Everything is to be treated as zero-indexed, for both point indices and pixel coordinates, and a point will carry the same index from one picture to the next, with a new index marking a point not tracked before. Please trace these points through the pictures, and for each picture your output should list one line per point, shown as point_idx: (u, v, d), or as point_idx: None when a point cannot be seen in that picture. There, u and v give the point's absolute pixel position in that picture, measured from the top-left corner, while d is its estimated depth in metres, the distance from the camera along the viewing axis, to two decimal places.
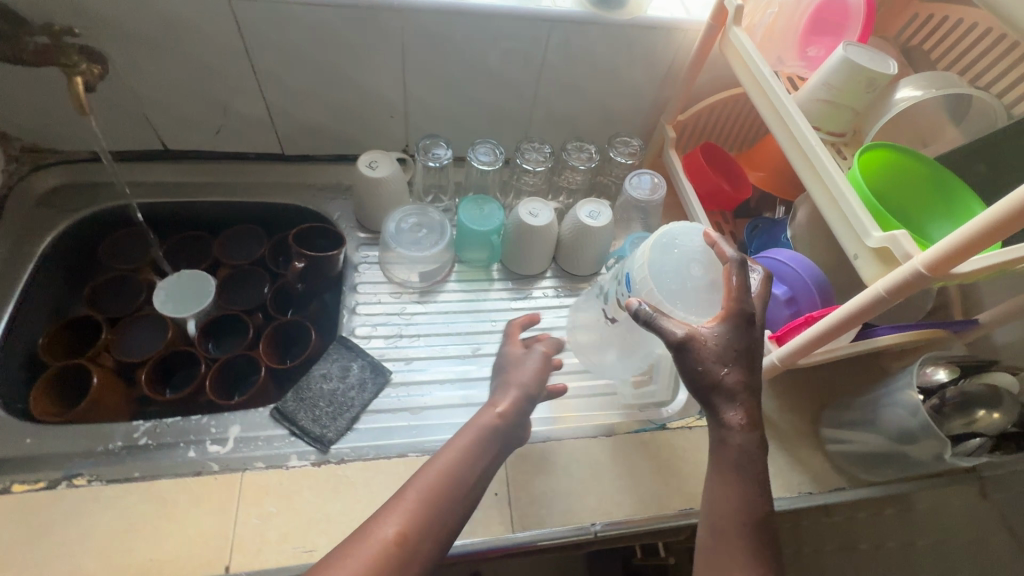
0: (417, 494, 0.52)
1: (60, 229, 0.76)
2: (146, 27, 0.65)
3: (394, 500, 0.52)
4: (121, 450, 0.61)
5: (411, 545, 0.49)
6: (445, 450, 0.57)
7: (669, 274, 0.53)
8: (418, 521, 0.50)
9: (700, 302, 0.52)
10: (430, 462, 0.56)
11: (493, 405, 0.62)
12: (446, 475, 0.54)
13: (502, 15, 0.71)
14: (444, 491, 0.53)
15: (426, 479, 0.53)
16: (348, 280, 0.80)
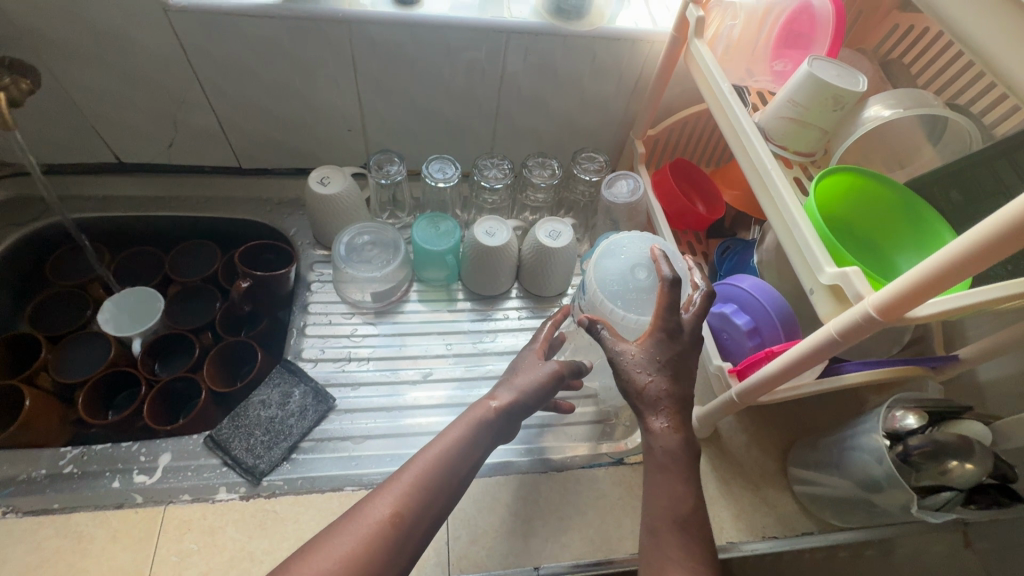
0: (416, 476, 0.47)
1: (5, 244, 0.74)
2: (82, 40, 0.63)
3: (391, 480, 0.48)
4: (43, 479, 0.58)
5: (400, 531, 0.45)
6: (449, 428, 0.52)
7: (614, 277, 0.58)
8: (412, 506, 0.46)
9: (638, 303, 0.56)
10: (434, 441, 0.51)
11: (490, 397, 0.54)
12: (444, 463, 0.49)
13: (454, 27, 0.68)
14: (441, 477, 0.48)
15: (423, 461, 0.49)
16: (300, 300, 0.77)
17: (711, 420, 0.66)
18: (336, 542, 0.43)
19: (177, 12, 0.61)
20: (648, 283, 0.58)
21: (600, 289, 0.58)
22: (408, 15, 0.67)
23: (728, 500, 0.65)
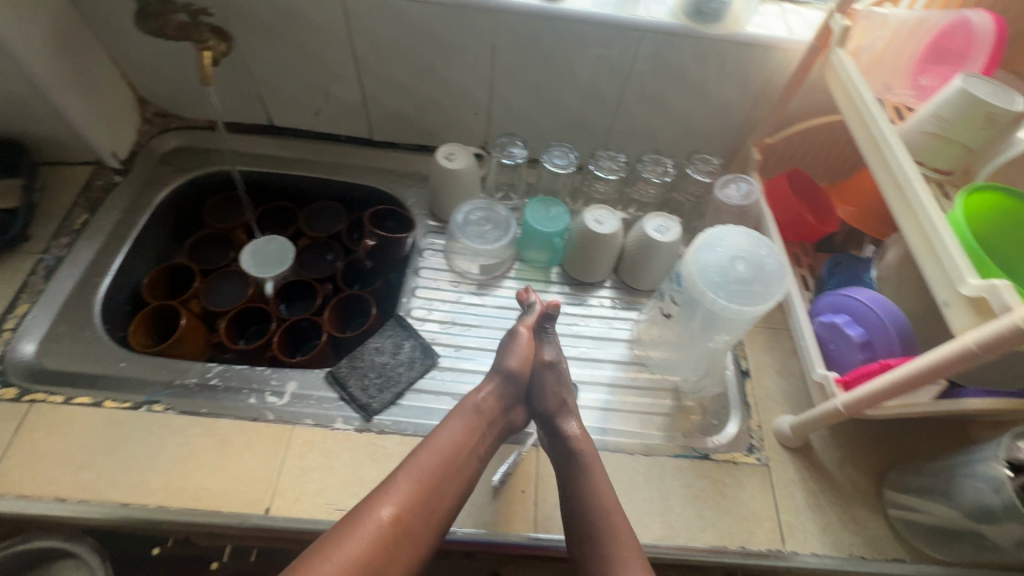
0: (412, 478, 0.55)
1: (175, 185, 0.86)
2: (268, 14, 0.72)
3: (386, 484, 0.54)
4: (195, 386, 0.67)
5: (408, 527, 0.52)
6: (436, 434, 0.60)
7: (713, 268, 0.58)
8: (413, 501, 0.53)
9: (740, 295, 0.56)
10: (422, 446, 0.58)
11: (478, 390, 0.65)
12: (440, 459, 0.57)
13: (594, 24, 0.72)
14: (441, 466, 0.57)
15: (417, 461, 0.57)
16: (413, 264, 0.84)
17: (806, 430, 0.66)
18: (351, 544, 0.48)
19: None
20: (746, 276, 0.58)
21: (699, 279, 0.58)
22: (553, 9, 0.71)
23: (814, 511, 0.64)
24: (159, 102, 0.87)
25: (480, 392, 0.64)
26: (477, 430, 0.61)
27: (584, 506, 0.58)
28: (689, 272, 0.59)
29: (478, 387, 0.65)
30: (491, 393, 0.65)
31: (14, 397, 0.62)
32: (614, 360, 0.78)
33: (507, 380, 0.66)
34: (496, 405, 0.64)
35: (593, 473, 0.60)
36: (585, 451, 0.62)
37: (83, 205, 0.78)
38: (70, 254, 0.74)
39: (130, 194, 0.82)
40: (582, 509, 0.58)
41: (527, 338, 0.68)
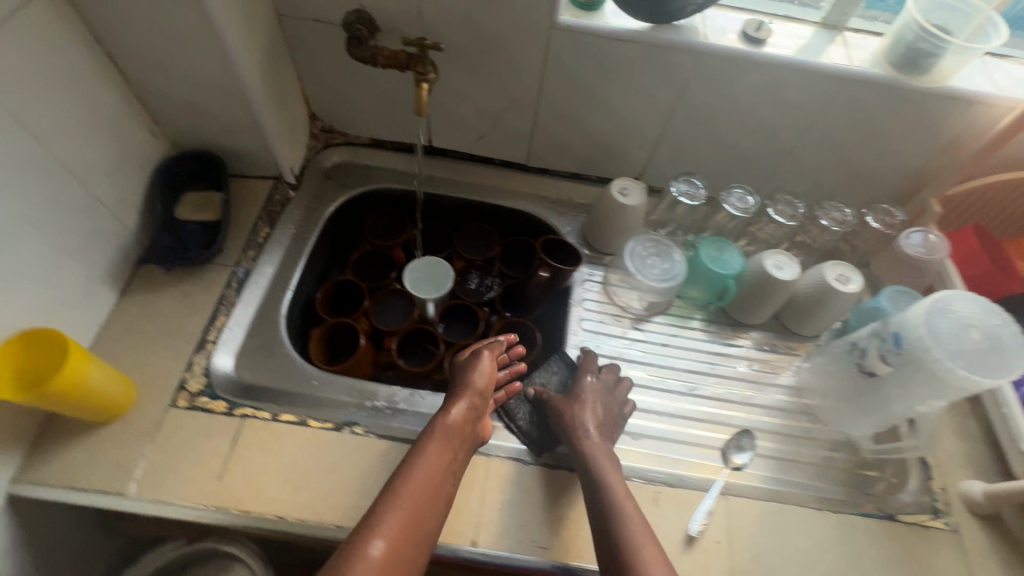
0: (403, 510, 0.53)
1: (340, 201, 0.87)
2: (467, 45, 0.73)
3: (374, 517, 0.53)
4: (386, 409, 0.69)
5: (400, 560, 0.51)
6: (422, 457, 0.58)
7: (948, 335, 0.57)
8: (404, 534, 0.52)
9: (982, 366, 0.56)
10: (404, 470, 0.57)
11: (446, 409, 0.63)
12: (428, 487, 0.56)
13: (796, 70, 0.71)
14: (421, 493, 0.55)
15: (408, 490, 0.55)
16: (574, 295, 0.83)
17: (1005, 500, 0.64)
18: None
19: (562, 30, 0.69)
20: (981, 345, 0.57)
21: (935, 345, 0.57)
22: (756, 54, 0.70)
23: None
24: (327, 118, 0.89)
25: (452, 410, 0.63)
26: (451, 450, 0.60)
27: (613, 531, 0.56)
28: (920, 338, 0.58)
29: (447, 405, 0.63)
30: (461, 412, 0.63)
31: (225, 411, 0.64)
32: (780, 408, 0.77)
33: (477, 399, 0.65)
34: (470, 421, 0.63)
35: (616, 493, 0.59)
36: (606, 466, 0.61)
37: (265, 219, 0.80)
38: (256, 268, 0.76)
39: (302, 209, 0.84)
40: (601, 530, 0.57)
41: (489, 360, 0.69)
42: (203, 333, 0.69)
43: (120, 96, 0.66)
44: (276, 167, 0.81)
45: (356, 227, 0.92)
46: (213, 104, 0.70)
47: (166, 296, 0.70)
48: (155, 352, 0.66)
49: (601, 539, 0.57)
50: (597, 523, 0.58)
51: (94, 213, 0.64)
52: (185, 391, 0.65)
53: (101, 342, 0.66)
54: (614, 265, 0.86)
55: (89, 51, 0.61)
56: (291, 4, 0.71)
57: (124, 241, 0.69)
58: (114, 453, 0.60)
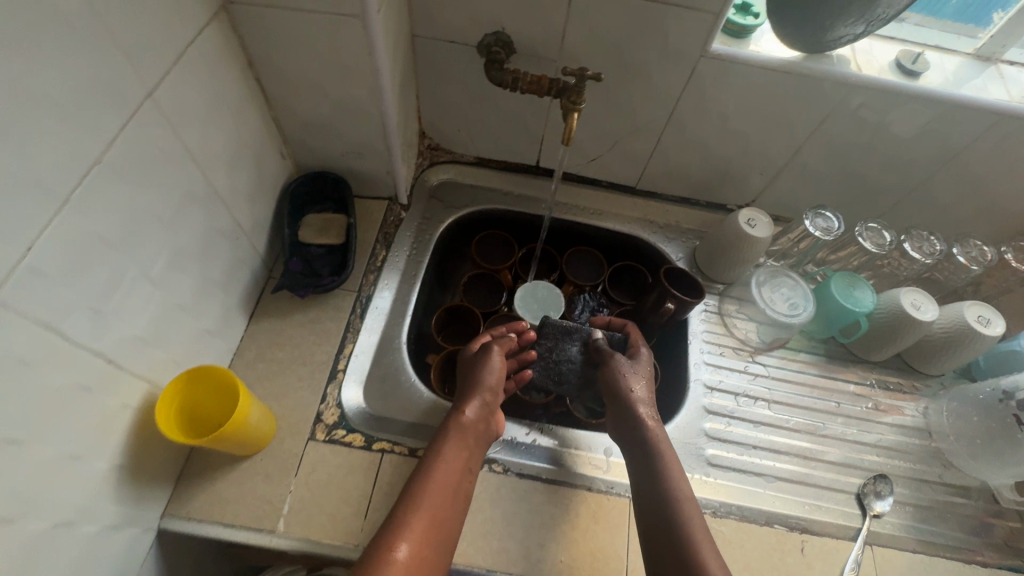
0: (427, 511, 0.53)
1: (448, 222, 0.85)
2: (605, 68, 0.71)
3: (396, 520, 0.52)
4: (520, 445, 0.67)
5: (424, 561, 0.50)
6: (439, 452, 0.58)
7: None
8: (425, 534, 0.51)
9: None
10: (426, 470, 0.56)
11: (460, 408, 0.62)
12: (445, 485, 0.55)
13: (951, 105, 0.68)
14: (440, 495, 0.54)
15: (429, 491, 0.54)
16: (691, 326, 0.81)
17: None
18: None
19: (711, 58, 0.67)
20: None
21: None
22: (912, 88, 0.68)
23: None
24: (436, 137, 0.87)
25: (465, 409, 0.62)
26: (469, 447, 0.59)
27: (661, 506, 0.57)
28: None
29: (462, 405, 0.62)
30: (475, 411, 0.62)
31: (364, 445, 0.63)
32: (911, 451, 0.74)
33: (489, 396, 0.64)
34: (485, 421, 0.62)
35: (672, 471, 0.59)
36: (660, 445, 0.61)
37: (381, 241, 0.78)
38: (377, 293, 0.74)
39: (413, 230, 0.82)
40: (652, 504, 0.58)
41: (499, 357, 0.67)
42: (333, 362, 0.68)
43: (261, 119, 0.64)
44: (392, 188, 0.79)
45: (460, 247, 0.90)
46: (347, 127, 0.68)
47: (295, 322, 0.69)
48: (290, 382, 0.65)
49: (655, 515, 0.57)
50: (645, 496, 0.58)
51: (235, 240, 0.63)
52: (322, 423, 0.63)
53: (235, 370, 0.65)
54: (729, 294, 0.84)
55: (243, 75, 0.59)
56: (429, 25, 0.69)
57: (255, 265, 0.68)
58: (260, 488, 0.59)
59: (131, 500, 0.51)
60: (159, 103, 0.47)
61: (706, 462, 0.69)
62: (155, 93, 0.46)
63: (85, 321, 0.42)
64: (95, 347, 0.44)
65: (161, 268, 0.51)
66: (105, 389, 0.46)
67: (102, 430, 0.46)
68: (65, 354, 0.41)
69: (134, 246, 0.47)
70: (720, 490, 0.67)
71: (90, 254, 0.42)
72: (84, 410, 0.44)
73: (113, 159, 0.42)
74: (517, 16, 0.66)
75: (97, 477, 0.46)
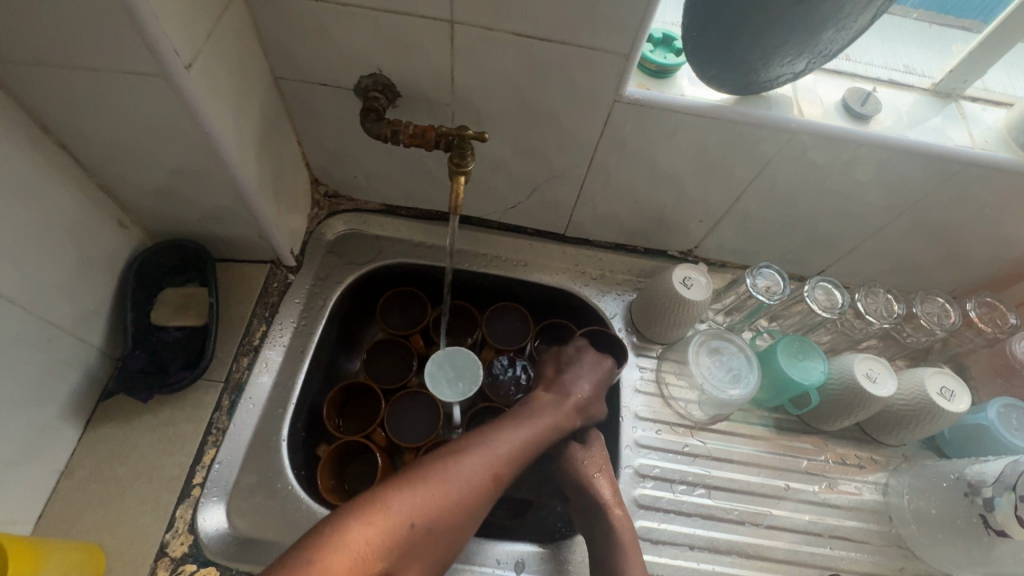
0: (496, 452, 0.54)
1: (347, 283, 0.74)
2: (508, 113, 0.60)
3: (475, 441, 0.55)
4: None
5: (469, 499, 0.51)
6: (526, 415, 0.60)
7: None
8: (484, 473, 0.53)
9: None
10: (511, 420, 0.59)
11: (570, 397, 0.63)
12: (516, 452, 0.56)
13: (906, 152, 0.59)
14: (509, 452, 0.55)
15: (500, 443, 0.55)
16: (624, 399, 0.71)
17: None
18: (426, 486, 0.49)
19: (627, 103, 0.57)
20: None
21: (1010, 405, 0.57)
22: (861, 133, 0.58)
23: None
24: (332, 183, 0.76)
25: (580, 386, 0.64)
26: (552, 421, 0.60)
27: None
28: None
29: (564, 389, 0.63)
30: (576, 405, 0.63)
31: None
32: (869, 539, 0.66)
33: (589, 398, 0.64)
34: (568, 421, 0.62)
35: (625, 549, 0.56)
36: (620, 523, 0.58)
37: (261, 314, 0.67)
38: (251, 380, 0.63)
39: (304, 296, 0.71)
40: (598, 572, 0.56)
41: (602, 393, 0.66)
42: (187, 476, 0.57)
43: (79, 189, 0.53)
44: (273, 252, 0.68)
45: (367, 307, 0.79)
46: (196, 192, 0.57)
47: (142, 426, 0.58)
48: (130, 505, 0.54)
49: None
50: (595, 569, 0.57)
51: (45, 341, 0.51)
52: (166, 557, 0.53)
53: (61, 494, 0.54)
54: (667, 357, 0.74)
55: (35, 143, 0.47)
56: (291, 66, 0.58)
57: (88, 362, 0.57)
58: None
59: None
60: None
61: None
62: None
63: None
64: None
65: None
66: None
67: None
68: None
69: None
70: None
71: None
72: None
73: None
74: (393, 56, 0.55)
75: None
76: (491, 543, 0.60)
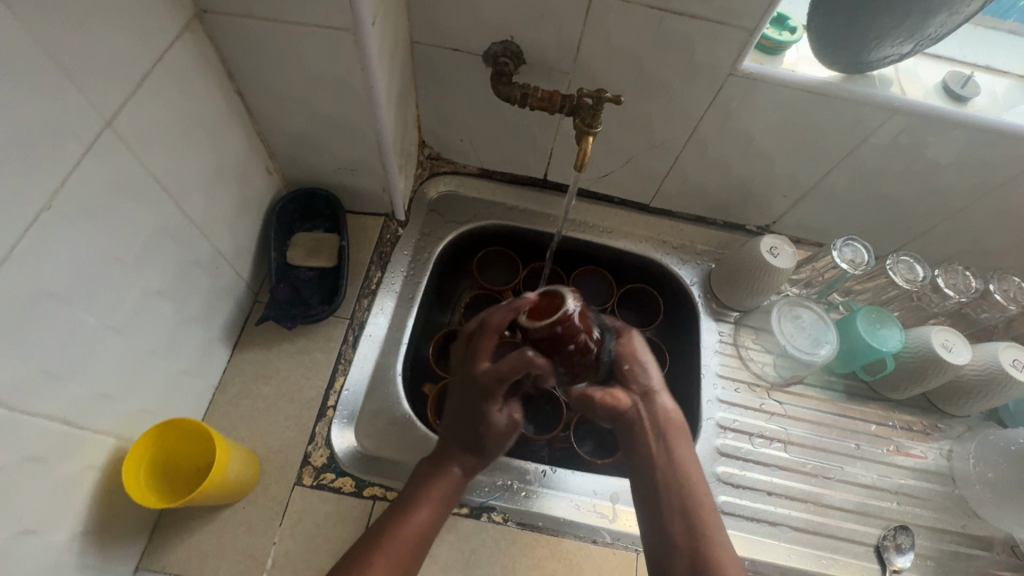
0: (389, 566, 0.47)
1: (448, 239, 0.80)
2: (623, 83, 0.65)
3: (362, 556, 0.48)
4: (521, 491, 0.62)
5: None
6: (403, 517, 0.51)
7: None
8: None
9: None
10: (389, 528, 0.50)
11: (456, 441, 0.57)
12: (410, 526, 0.51)
13: (1002, 135, 0.62)
14: (408, 537, 0.50)
15: (403, 527, 0.50)
16: (704, 359, 0.77)
17: None
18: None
19: (740, 76, 0.61)
20: None
21: None
22: (959, 113, 0.61)
23: None
24: (437, 146, 0.81)
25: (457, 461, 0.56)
26: (443, 500, 0.54)
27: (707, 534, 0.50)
28: None
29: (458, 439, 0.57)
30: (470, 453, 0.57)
31: (354, 491, 0.58)
32: (933, 499, 0.71)
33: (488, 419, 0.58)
34: (473, 461, 0.58)
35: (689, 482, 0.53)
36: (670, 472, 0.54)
37: (377, 261, 0.73)
38: (370, 319, 0.69)
39: (411, 249, 0.77)
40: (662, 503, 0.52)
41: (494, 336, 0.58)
42: (322, 398, 0.63)
43: (244, 135, 0.59)
44: (389, 205, 0.74)
45: (461, 264, 0.84)
46: (339, 143, 0.63)
47: (282, 353, 0.64)
48: (276, 420, 0.61)
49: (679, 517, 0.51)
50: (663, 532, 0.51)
51: (216, 268, 0.58)
52: (310, 466, 0.59)
53: (217, 408, 0.61)
54: (744, 323, 0.79)
55: (222, 89, 0.53)
56: (429, 31, 0.63)
57: (238, 292, 0.63)
58: (241, 539, 0.54)
59: (100, 562, 0.47)
60: (122, 132, 0.41)
61: (718, 510, 0.66)
62: (114, 122, 0.40)
63: (35, 385, 0.38)
64: (46, 412, 0.39)
65: (127, 311, 0.46)
66: (61, 455, 0.41)
67: (61, 499, 0.41)
68: (24, 425, 0.37)
69: (98, 294, 0.42)
70: (732, 542, 0.64)
71: (41, 313, 0.37)
72: (36, 484, 0.39)
73: (66, 203, 0.37)
74: (528, 23, 0.60)
75: (56, 549, 0.42)
76: (589, 481, 0.64)
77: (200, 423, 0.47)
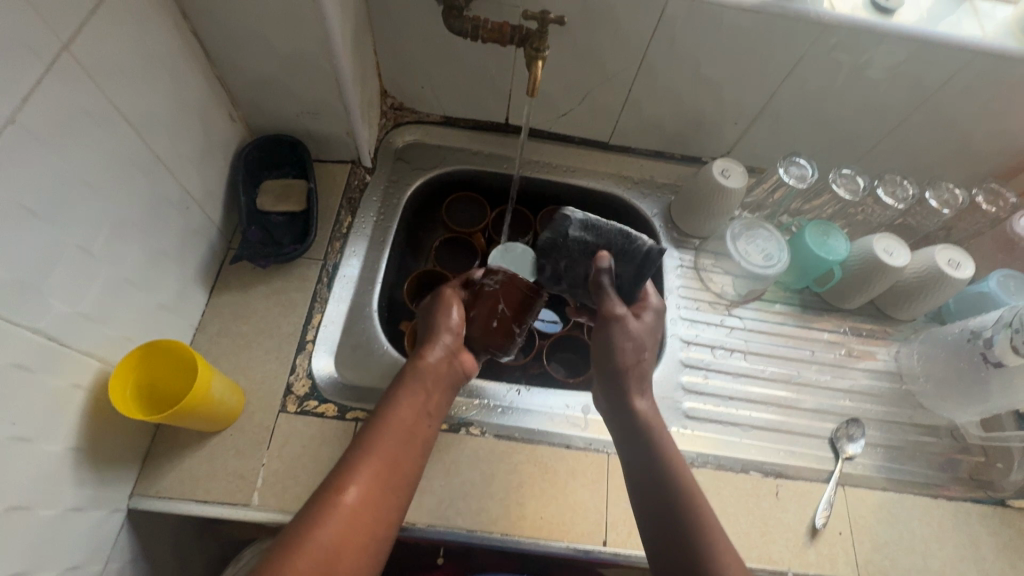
0: (379, 461, 0.48)
1: (415, 185, 0.82)
2: (571, 14, 0.67)
3: (346, 463, 0.48)
4: (496, 408, 0.66)
5: (378, 496, 0.47)
6: (383, 413, 0.51)
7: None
8: (382, 479, 0.47)
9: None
10: (372, 430, 0.50)
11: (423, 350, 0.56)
12: (394, 425, 0.51)
13: (927, 43, 0.66)
14: (395, 431, 0.50)
15: (387, 427, 0.50)
16: (667, 283, 0.81)
17: None
18: None
19: None
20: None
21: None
22: (886, 24, 0.65)
23: None
24: (399, 95, 0.83)
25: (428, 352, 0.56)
26: (427, 393, 0.54)
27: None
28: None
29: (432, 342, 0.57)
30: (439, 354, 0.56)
31: (337, 414, 0.61)
32: (881, 395, 0.76)
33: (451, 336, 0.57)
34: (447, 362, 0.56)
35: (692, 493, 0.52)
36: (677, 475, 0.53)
37: (346, 207, 0.75)
38: (344, 261, 0.72)
39: (380, 196, 0.79)
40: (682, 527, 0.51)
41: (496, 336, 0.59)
42: (301, 333, 0.65)
43: (204, 78, 0.60)
44: (354, 151, 0.75)
45: (431, 211, 0.87)
46: (299, 85, 0.64)
47: (259, 294, 0.67)
48: (257, 355, 0.63)
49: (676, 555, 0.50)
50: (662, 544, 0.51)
51: (185, 209, 0.59)
52: (293, 394, 0.62)
53: (199, 348, 0.63)
54: (704, 249, 0.83)
55: (177, 28, 0.54)
56: None
57: (210, 236, 0.65)
58: (230, 463, 0.57)
59: (95, 482, 0.50)
60: (79, 57, 0.43)
61: (683, 415, 0.70)
62: (71, 46, 0.42)
63: (12, 298, 0.40)
64: (28, 325, 0.41)
65: (100, 238, 0.48)
66: (47, 369, 0.43)
67: (48, 412, 0.43)
68: (6, 335, 0.39)
69: (67, 216, 0.44)
70: (697, 441, 0.68)
71: (12, 226, 0.39)
72: (23, 392, 0.41)
73: (30, 119, 0.39)
74: None
75: (50, 459, 0.44)
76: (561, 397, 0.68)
77: (148, 344, 0.50)
